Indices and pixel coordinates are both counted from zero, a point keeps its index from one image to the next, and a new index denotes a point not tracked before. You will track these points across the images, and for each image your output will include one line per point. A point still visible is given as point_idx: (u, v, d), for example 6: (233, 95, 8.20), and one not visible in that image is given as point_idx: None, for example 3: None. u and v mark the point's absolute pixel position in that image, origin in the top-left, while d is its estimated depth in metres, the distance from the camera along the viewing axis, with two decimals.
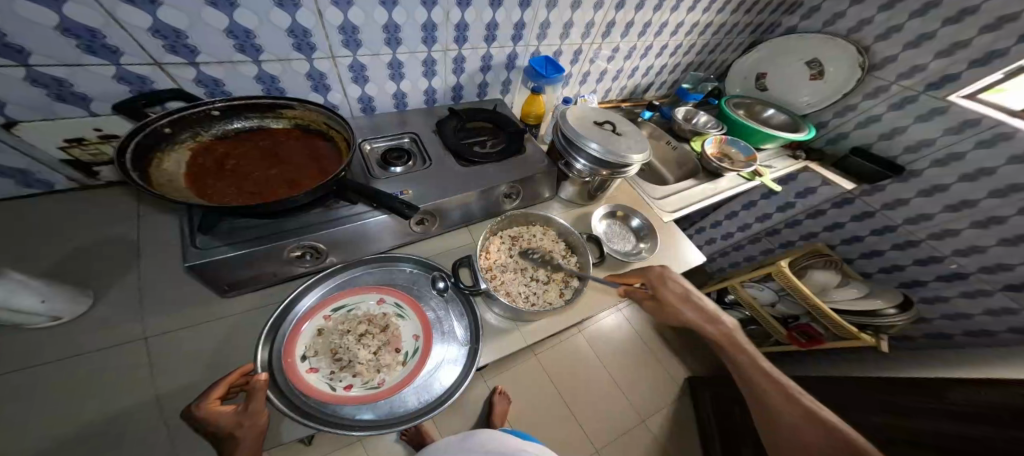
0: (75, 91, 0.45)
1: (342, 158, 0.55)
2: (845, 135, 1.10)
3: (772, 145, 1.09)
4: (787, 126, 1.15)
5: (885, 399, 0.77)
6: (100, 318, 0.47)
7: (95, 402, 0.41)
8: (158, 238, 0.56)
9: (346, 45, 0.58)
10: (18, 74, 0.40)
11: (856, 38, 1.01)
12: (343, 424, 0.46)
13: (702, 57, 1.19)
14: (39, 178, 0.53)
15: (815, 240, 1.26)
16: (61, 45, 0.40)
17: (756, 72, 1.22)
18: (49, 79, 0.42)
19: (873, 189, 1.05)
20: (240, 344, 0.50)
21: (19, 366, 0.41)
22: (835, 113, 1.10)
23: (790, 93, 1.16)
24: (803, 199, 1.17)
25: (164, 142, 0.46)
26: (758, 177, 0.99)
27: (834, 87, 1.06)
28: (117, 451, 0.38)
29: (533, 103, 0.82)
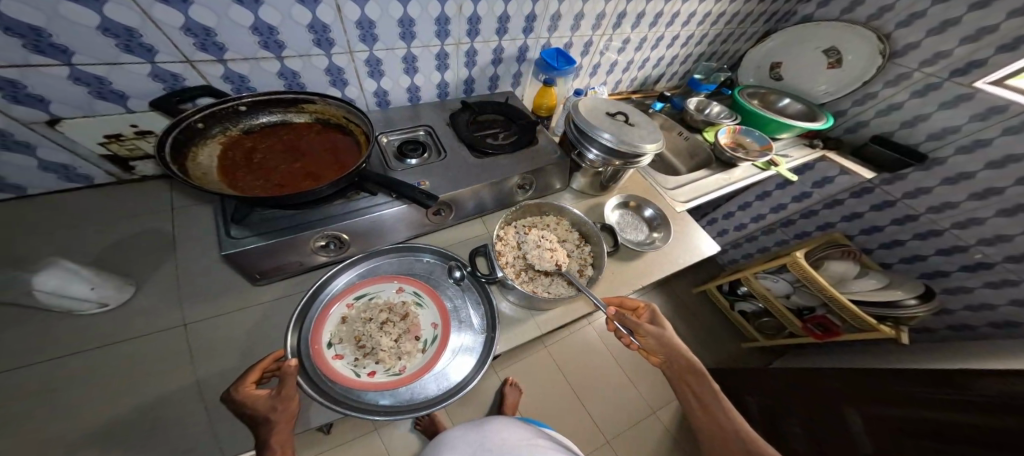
0: (113, 89, 0.47)
1: (361, 151, 0.56)
2: (865, 123, 1.06)
3: (789, 134, 1.06)
4: (803, 115, 1.11)
5: (898, 391, 0.77)
6: (142, 305, 0.51)
7: (147, 384, 0.44)
8: (189, 229, 0.59)
9: (363, 40, 0.60)
10: (62, 73, 0.43)
11: (876, 26, 0.97)
12: (367, 408, 0.48)
13: (715, 47, 1.16)
14: (80, 172, 0.55)
15: (831, 231, 1.23)
16: (103, 44, 0.42)
17: (770, 61, 1.18)
18: (90, 78, 0.45)
19: (894, 178, 1.02)
20: (270, 330, 0.53)
21: (79, 349, 0.45)
22: (855, 102, 1.07)
23: (806, 82, 1.12)
24: (820, 188, 1.15)
25: (197, 137, 0.48)
26: (774, 167, 0.97)
27: (853, 75, 1.03)
28: (171, 426, 0.41)
29: (544, 95, 0.81)
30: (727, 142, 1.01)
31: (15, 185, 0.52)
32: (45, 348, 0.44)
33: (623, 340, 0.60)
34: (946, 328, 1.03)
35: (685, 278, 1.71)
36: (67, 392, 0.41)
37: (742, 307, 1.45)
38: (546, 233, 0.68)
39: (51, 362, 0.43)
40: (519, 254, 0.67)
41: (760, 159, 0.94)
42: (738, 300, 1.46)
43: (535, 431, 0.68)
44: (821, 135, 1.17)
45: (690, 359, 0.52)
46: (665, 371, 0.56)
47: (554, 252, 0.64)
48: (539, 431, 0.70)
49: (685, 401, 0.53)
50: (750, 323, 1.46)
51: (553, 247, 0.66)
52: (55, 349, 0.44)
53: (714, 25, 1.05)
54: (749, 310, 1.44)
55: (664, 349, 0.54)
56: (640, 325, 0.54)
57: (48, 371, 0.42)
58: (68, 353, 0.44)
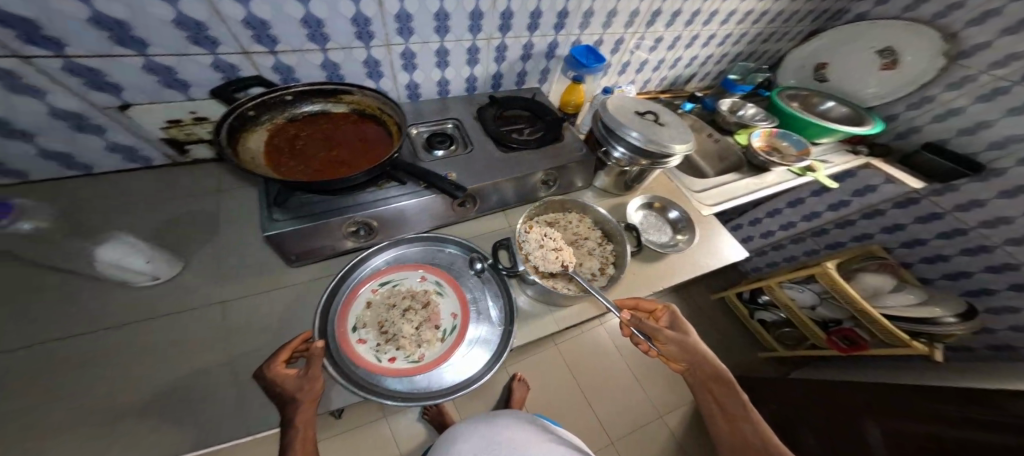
0: (179, 78, 0.51)
1: (393, 141, 0.59)
2: (918, 129, 1.01)
3: (829, 139, 1.01)
4: (849, 119, 1.07)
5: (928, 410, 0.74)
6: (192, 279, 0.54)
7: (194, 355, 0.47)
8: (234, 210, 0.63)
9: (400, 33, 0.61)
10: (138, 62, 0.46)
11: (941, 24, 0.90)
12: (385, 392, 0.50)
13: (754, 46, 1.12)
14: (142, 154, 0.60)
15: (869, 242, 1.17)
16: (175, 36, 0.46)
17: (815, 62, 1.14)
18: (161, 68, 0.48)
19: (945, 189, 0.95)
20: (301, 309, 0.56)
21: (139, 318, 0.49)
22: (910, 106, 1.01)
23: (855, 83, 1.08)
24: (861, 197, 1.10)
25: (248, 124, 0.52)
26: (811, 173, 0.93)
27: (910, 77, 0.97)
28: (217, 391, 0.45)
29: (573, 91, 0.81)
30: (761, 145, 0.97)
31: (85, 164, 0.57)
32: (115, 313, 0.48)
33: (640, 346, 0.58)
34: (987, 347, 0.99)
35: (702, 284, 1.67)
36: (132, 354, 0.45)
37: (762, 317, 1.42)
38: (550, 233, 0.67)
39: (120, 327, 0.48)
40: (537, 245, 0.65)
41: (797, 164, 0.91)
42: (758, 309, 1.42)
43: (535, 423, 0.68)
44: (868, 141, 1.09)
45: (715, 364, 0.52)
46: (686, 377, 0.55)
47: (559, 253, 0.63)
48: (541, 427, 0.68)
49: (708, 407, 0.53)
50: (770, 333, 1.42)
51: (558, 247, 0.65)
52: (124, 316, 0.49)
53: (756, 24, 1.01)
54: (769, 320, 1.40)
55: (685, 354, 0.54)
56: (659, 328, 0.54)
57: (119, 335, 0.47)
58: (135, 319, 0.49)
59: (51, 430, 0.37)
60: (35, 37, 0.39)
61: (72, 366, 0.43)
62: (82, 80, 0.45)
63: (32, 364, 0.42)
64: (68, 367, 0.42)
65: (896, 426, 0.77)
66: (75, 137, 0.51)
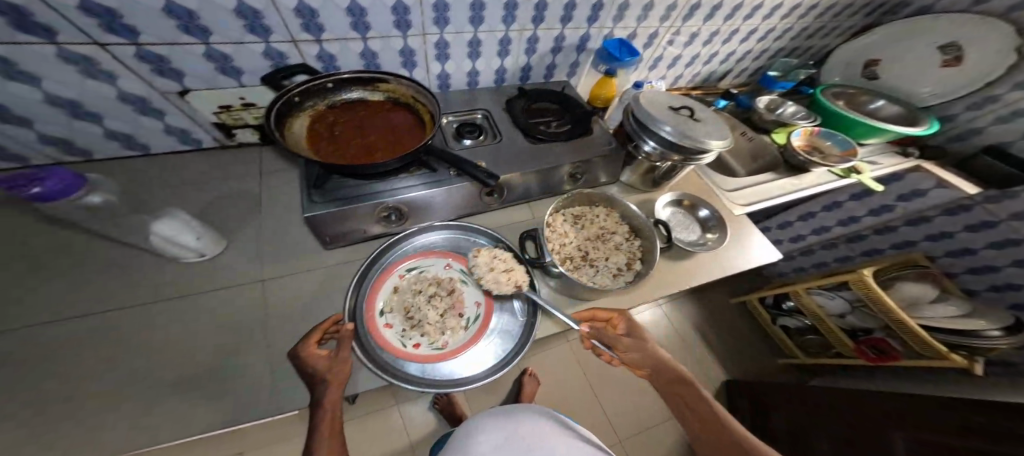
0: (233, 65, 0.53)
1: (426, 130, 0.60)
2: (978, 131, 0.95)
3: (878, 139, 0.97)
4: (900, 120, 1.01)
5: (955, 423, 0.71)
6: (235, 257, 0.57)
7: (242, 328, 0.50)
8: (274, 193, 0.65)
9: (436, 23, 0.62)
10: (200, 50, 0.49)
11: (1012, 19, 0.83)
12: (408, 377, 0.51)
13: (798, 42, 1.08)
14: (194, 137, 0.63)
15: (911, 251, 1.08)
16: (233, 24, 0.47)
17: (864, 59, 1.08)
18: (219, 56, 0.51)
19: (1003, 195, 0.84)
20: (334, 291, 0.58)
21: (193, 290, 0.52)
22: (970, 106, 0.95)
23: (910, 81, 1.02)
24: (907, 201, 1.00)
25: (292, 109, 0.54)
26: (855, 175, 0.90)
27: (973, 74, 0.91)
28: (262, 363, 0.47)
29: (603, 85, 0.81)
30: (801, 145, 0.94)
31: (143, 144, 0.60)
32: (172, 286, 0.52)
33: (604, 358, 0.57)
34: None
35: (721, 287, 1.64)
36: (187, 324, 0.49)
37: (785, 323, 1.38)
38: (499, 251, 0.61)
39: (176, 299, 0.51)
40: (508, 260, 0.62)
41: (840, 165, 0.87)
42: (781, 315, 1.38)
43: (557, 417, 0.58)
44: (920, 143, 1.03)
45: (671, 366, 0.51)
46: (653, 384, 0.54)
47: (511, 273, 0.59)
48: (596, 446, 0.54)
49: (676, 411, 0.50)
50: (792, 339, 1.38)
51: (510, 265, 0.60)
52: (180, 288, 0.52)
53: (802, 19, 0.97)
54: (791, 326, 1.37)
55: (647, 360, 0.53)
56: (616, 336, 0.54)
57: (176, 306, 0.50)
58: (190, 292, 0.52)
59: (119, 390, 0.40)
60: (114, 26, 0.42)
61: (137, 333, 0.46)
62: (149, 66, 0.48)
63: (104, 330, 0.46)
64: (135, 333, 0.46)
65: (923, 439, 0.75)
66: (138, 119, 0.55)
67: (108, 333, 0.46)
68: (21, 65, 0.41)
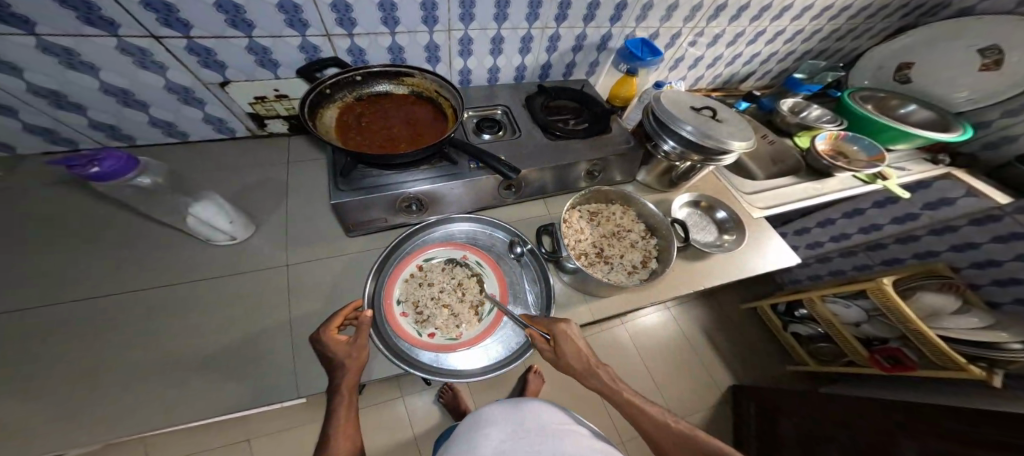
0: (271, 58, 0.55)
1: (450, 123, 0.61)
2: (1014, 139, 0.90)
3: (907, 145, 0.95)
4: (932, 125, 0.98)
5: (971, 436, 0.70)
6: (264, 241, 0.60)
7: (273, 309, 0.53)
8: (300, 181, 0.67)
9: (462, 19, 0.63)
10: (243, 43, 0.51)
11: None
12: (421, 365, 0.53)
13: (827, 44, 1.05)
14: (229, 126, 0.65)
15: (932, 261, 1.02)
16: (274, 18, 0.49)
17: (898, 62, 1.05)
18: (259, 48, 0.53)
19: None
20: (357, 277, 0.60)
21: (231, 271, 0.55)
22: (1006, 113, 0.91)
23: (943, 86, 0.98)
24: (935, 210, 0.97)
25: (324, 101, 0.56)
26: (880, 181, 0.87)
27: (1013, 79, 0.87)
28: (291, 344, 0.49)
29: (624, 83, 0.80)
30: (825, 148, 0.92)
31: (182, 132, 0.63)
32: (210, 268, 0.55)
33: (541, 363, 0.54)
34: None
35: (730, 292, 1.62)
36: (225, 303, 0.52)
37: (797, 330, 1.36)
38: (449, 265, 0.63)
39: (212, 279, 0.54)
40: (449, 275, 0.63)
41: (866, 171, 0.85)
42: (793, 322, 1.36)
43: (564, 413, 0.57)
44: (951, 151, 1.01)
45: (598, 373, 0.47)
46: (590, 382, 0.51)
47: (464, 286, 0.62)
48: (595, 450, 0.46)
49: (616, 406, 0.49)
50: (803, 347, 1.37)
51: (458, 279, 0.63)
52: (219, 269, 0.55)
53: (832, 20, 0.95)
54: (803, 333, 1.34)
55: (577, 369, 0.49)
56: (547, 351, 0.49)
57: (213, 286, 0.53)
58: (226, 273, 0.55)
59: None
60: (170, 20, 0.44)
61: (178, 311, 0.50)
62: (196, 59, 0.51)
63: (148, 306, 0.49)
64: (176, 311, 0.49)
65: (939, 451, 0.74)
66: (182, 109, 0.58)
67: (153, 309, 0.49)
68: (83, 56, 0.45)
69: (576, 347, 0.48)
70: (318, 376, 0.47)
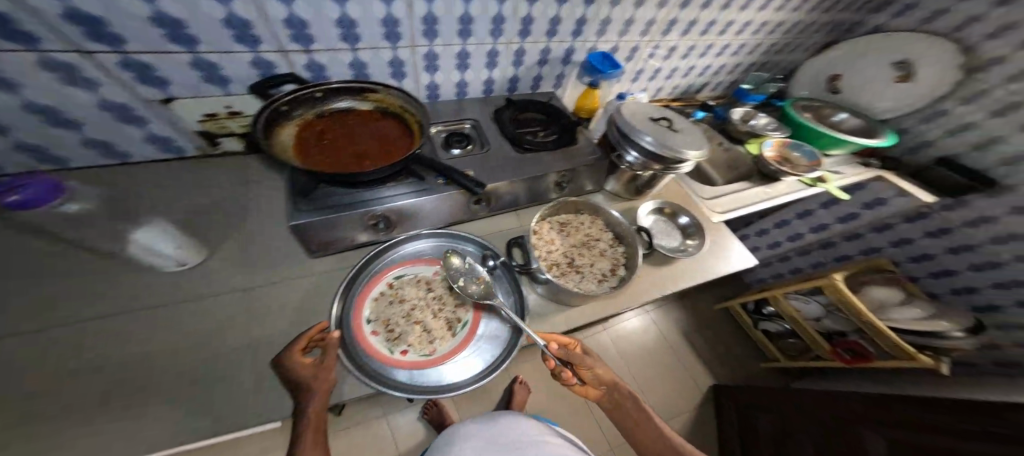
0: (221, 74, 0.54)
1: (416, 139, 0.61)
2: (928, 144, 1.01)
3: (841, 150, 1.01)
4: (860, 131, 1.06)
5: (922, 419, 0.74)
6: (215, 267, 0.56)
7: (220, 338, 0.49)
8: (257, 201, 0.64)
9: (425, 35, 0.64)
10: (186, 58, 0.49)
11: (960, 37, 0.89)
12: (395, 384, 0.50)
13: (767, 57, 1.14)
14: (176, 145, 0.62)
15: (876, 255, 1.18)
16: (221, 34, 0.48)
17: (828, 73, 1.14)
18: (206, 64, 0.51)
19: (956, 203, 0.94)
20: (323, 302, 0.57)
21: (177, 299, 0.51)
22: (921, 120, 1.01)
23: (867, 96, 1.07)
24: (872, 210, 1.05)
25: (280, 118, 0.54)
26: (822, 184, 0.94)
27: (925, 90, 0.96)
28: (225, 383, 0.44)
29: (588, 96, 0.86)
30: (772, 155, 0.98)
31: (123, 152, 0.59)
32: (151, 297, 0.50)
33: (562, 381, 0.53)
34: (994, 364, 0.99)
35: (705, 292, 1.67)
36: (161, 335, 0.47)
37: (766, 327, 1.42)
38: (424, 281, 0.63)
39: (149, 310, 0.49)
40: (424, 290, 0.62)
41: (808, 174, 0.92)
42: (762, 319, 1.42)
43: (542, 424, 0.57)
44: (878, 154, 1.07)
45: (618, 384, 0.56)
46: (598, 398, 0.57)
47: (440, 301, 0.62)
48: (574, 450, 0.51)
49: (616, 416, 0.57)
50: (773, 343, 1.43)
51: (432, 294, 0.62)
52: (158, 298, 0.51)
53: (770, 35, 1.03)
54: (772, 330, 1.41)
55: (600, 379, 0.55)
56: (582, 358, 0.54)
57: (150, 316, 0.48)
58: (171, 301, 0.51)
59: (76, 406, 0.38)
60: (100, 34, 0.42)
61: (104, 346, 0.44)
62: (133, 75, 0.48)
63: (70, 341, 0.43)
64: (102, 346, 0.44)
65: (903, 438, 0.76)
66: (120, 128, 0.55)
67: (69, 346, 0.43)
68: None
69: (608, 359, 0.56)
70: (280, 400, 0.44)
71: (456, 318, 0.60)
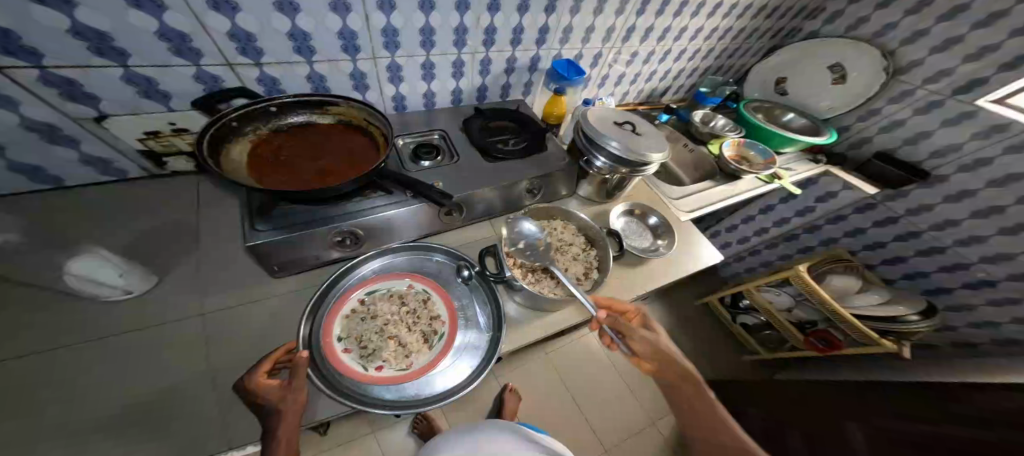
0: (159, 89, 0.51)
1: (381, 151, 0.60)
2: (867, 140, 1.08)
3: (792, 148, 1.08)
4: (808, 130, 1.13)
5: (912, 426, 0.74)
6: (163, 295, 0.52)
7: (168, 369, 0.45)
8: (211, 223, 0.62)
9: (386, 47, 0.63)
10: (117, 73, 0.47)
11: (880, 42, 1.00)
12: (376, 402, 0.49)
13: (719, 62, 1.18)
14: (117, 167, 0.59)
15: (835, 247, 1.22)
16: (157, 48, 0.47)
17: (776, 76, 1.20)
18: (141, 79, 0.49)
19: (896, 194, 1.02)
20: (285, 324, 0.54)
21: (120, 331, 0.47)
22: (858, 117, 1.09)
23: (811, 97, 1.14)
24: (823, 203, 1.17)
25: (230, 135, 0.52)
26: (777, 180, 0.98)
27: (856, 92, 1.05)
28: (177, 419, 0.41)
29: (555, 103, 0.84)
30: (730, 154, 1.03)
31: (55, 176, 0.55)
32: (89, 330, 0.46)
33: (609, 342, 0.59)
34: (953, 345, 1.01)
35: (686, 289, 1.70)
36: (99, 373, 0.43)
37: (745, 320, 1.47)
38: (400, 296, 0.61)
39: (87, 344, 0.45)
40: (398, 305, 0.60)
41: (764, 172, 0.96)
42: (740, 313, 1.47)
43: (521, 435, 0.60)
44: (825, 152, 1.15)
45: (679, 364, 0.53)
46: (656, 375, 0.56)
47: (415, 315, 0.59)
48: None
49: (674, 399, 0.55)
50: (752, 336, 1.47)
51: (408, 308, 0.60)
52: (96, 331, 0.46)
53: (721, 41, 1.08)
54: (750, 323, 1.45)
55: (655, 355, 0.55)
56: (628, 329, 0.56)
57: (87, 352, 0.44)
58: (114, 333, 0.47)
59: None
60: (12, 48, 0.39)
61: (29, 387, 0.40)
62: (57, 92, 0.45)
63: None
64: (27, 388, 0.39)
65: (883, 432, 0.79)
66: (48, 150, 0.51)
67: None
68: None
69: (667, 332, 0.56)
70: (250, 428, 0.42)
71: (434, 330, 0.58)
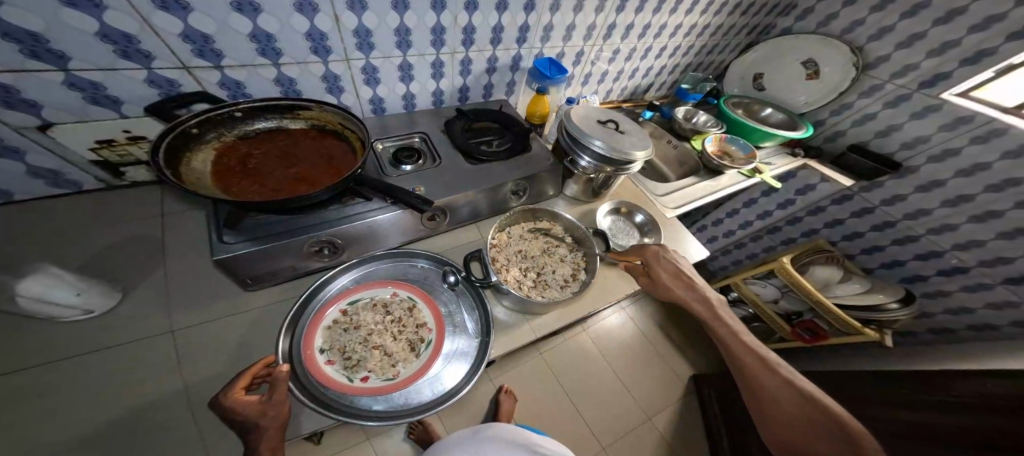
0: (108, 95, 0.48)
1: (357, 156, 0.57)
2: (842, 133, 1.11)
3: (771, 142, 1.09)
4: (785, 125, 1.15)
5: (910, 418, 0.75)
6: (127, 312, 0.48)
7: (135, 391, 0.42)
8: (178, 234, 0.58)
9: (360, 48, 0.61)
10: (57, 78, 0.43)
11: (849, 39, 1.02)
12: (363, 414, 0.47)
13: (700, 58, 1.20)
14: (70, 178, 0.55)
15: (816, 237, 1.27)
16: (100, 50, 0.44)
17: (753, 73, 1.22)
18: (86, 83, 0.46)
19: (872, 185, 1.06)
20: (262, 338, 0.51)
21: (78, 352, 0.43)
22: (833, 111, 1.10)
23: (787, 93, 1.16)
24: (803, 195, 1.19)
25: (191, 142, 0.49)
26: (758, 175, 1.00)
27: (829, 86, 1.07)
28: (147, 444, 0.38)
29: (538, 102, 0.83)
30: (713, 150, 1.05)
31: (2, 190, 0.51)
32: (43, 351, 0.42)
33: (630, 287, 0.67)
34: (927, 331, 1.05)
35: None
36: (55, 398, 0.39)
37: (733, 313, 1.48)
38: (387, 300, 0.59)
39: (43, 367, 0.41)
40: (383, 312, 0.58)
41: (745, 167, 0.97)
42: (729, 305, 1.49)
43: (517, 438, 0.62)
44: (802, 144, 1.17)
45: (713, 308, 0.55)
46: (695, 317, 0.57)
47: (401, 319, 0.57)
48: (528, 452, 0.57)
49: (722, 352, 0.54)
50: None
51: (390, 313, 0.58)
52: (52, 352, 0.42)
53: (699, 37, 1.09)
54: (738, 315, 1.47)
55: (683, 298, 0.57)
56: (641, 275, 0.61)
57: (44, 376, 0.40)
58: (73, 354, 0.43)
59: None
60: None
61: None
62: None
63: None
64: None
65: (880, 427, 0.79)
66: None
67: None
68: None
69: (690, 268, 0.59)
70: (230, 447, 0.40)
71: (421, 336, 0.57)
